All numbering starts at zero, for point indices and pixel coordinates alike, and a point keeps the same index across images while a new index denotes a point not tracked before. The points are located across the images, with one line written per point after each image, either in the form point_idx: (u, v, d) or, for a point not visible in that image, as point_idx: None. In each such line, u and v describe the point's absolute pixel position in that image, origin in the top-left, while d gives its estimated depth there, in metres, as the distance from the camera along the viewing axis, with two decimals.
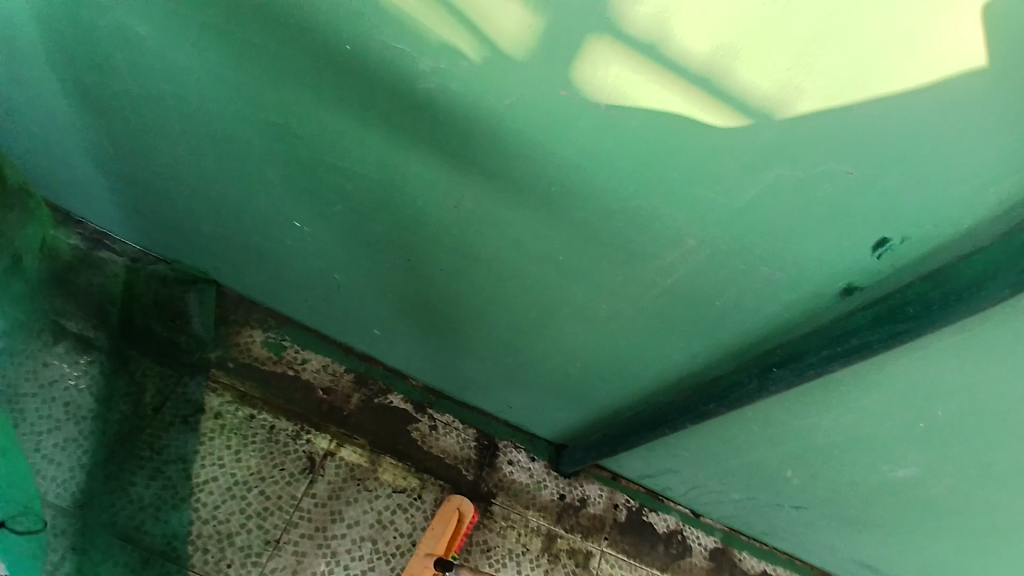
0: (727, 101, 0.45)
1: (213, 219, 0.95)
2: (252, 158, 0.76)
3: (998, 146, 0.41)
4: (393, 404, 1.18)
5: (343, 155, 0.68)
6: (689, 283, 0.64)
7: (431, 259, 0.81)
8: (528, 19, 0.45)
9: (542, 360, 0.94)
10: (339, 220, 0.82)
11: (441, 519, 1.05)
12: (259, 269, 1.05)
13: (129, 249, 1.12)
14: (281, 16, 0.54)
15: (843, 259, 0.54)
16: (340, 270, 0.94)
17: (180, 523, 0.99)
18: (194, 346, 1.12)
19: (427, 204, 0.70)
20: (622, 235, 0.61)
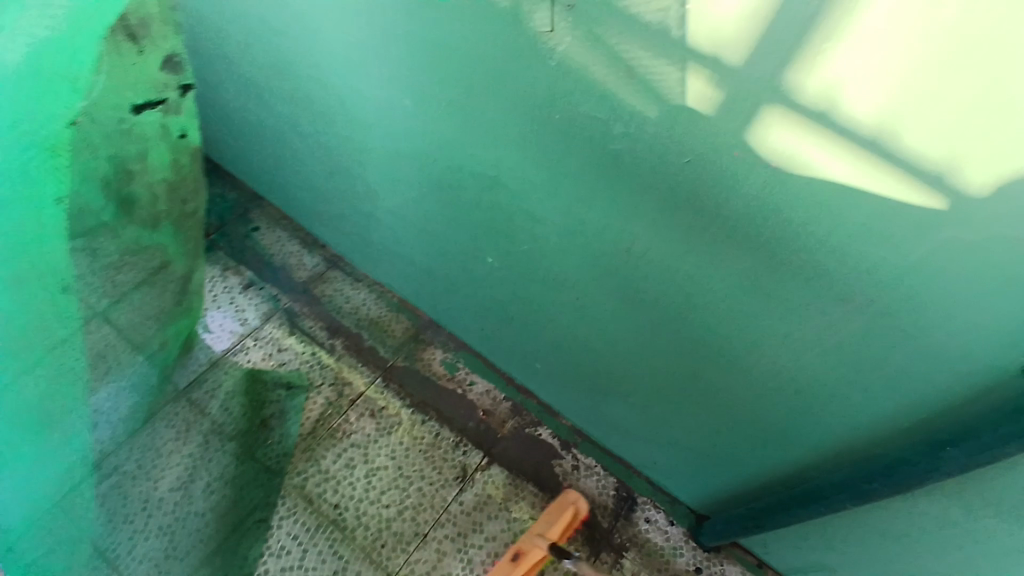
0: (892, 161, 0.51)
1: (421, 250, 1.16)
2: (465, 204, 0.94)
3: None
4: (541, 437, 1.26)
5: (537, 203, 0.83)
6: (853, 340, 0.67)
7: (598, 300, 0.91)
8: (711, 92, 0.56)
9: (694, 410, 0.97)
10: (524, 260, 0.96)
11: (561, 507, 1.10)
12: (450, 297, 1.23)
13: (357, 272, 1.41)
14: (511, 92, 0.71)
15: (1015, 333, 0.56)
16: (516, 306, 1.08)
17: (354, 501, 1.13)
18: (388, 352, 1.32)
19: (603, 247, 0.80)
20: (780, 285, 0.67)
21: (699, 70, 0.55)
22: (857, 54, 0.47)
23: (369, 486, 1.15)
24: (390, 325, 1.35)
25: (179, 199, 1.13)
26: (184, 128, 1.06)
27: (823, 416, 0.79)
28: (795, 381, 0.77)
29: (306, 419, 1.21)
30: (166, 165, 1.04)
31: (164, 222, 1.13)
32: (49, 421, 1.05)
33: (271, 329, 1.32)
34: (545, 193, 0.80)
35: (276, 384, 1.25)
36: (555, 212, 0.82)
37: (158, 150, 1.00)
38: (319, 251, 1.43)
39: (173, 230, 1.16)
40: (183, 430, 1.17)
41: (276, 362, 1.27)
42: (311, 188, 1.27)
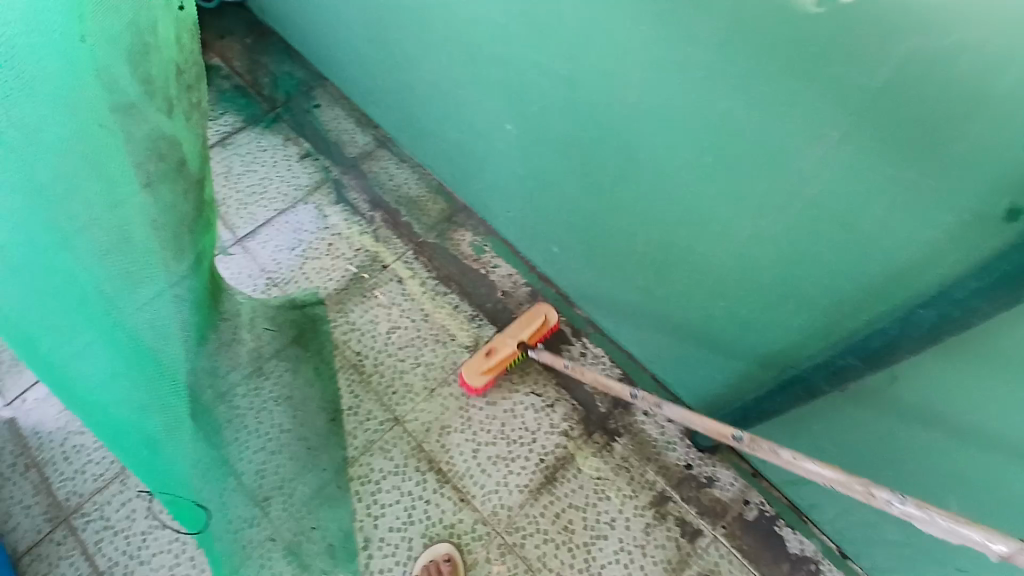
0: None
1: (456, 127, 1.19)
2: (485, 62, 0.97)
3: None
4: (554, 323, 1.29)
5: (545, 51, 0.84)
6: (831, 192, 0.66)
7: (604, 163, 0.93)
8: None
9: (698, 294, 0.97)
10: (538, 123, 0.98)
11: (531, 316, 1.20)
12: (478, 176, 1.27)
13: (402, 153, 1.47)
14: None
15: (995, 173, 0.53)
16: (534, 181, 1.11)
17: (374, 350, 1.24)
18: (421, 228, 1.39)
19: (606, 101, 0.83)
20: (760, 129, 0.67)
21: None
22: None
23: (390, 339, 1.25)
24: (426, 205, 1.41)
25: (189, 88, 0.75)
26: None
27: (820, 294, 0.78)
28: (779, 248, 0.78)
29: (339, 276, 1.31)
30: (175, 43, 0.69)
31: (178, 110, 0.73)
32: (128, 282, 0.71)
33: (319, 196, 1.41)
34: (564, 48, 0.81)
35: (319, 243, 1.35)
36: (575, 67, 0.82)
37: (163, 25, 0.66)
38: (370, 130, 1.50)
39: (186, 121, 0.75)
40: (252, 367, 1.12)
41: (320, 225, 1.38)
42: (357, 59, 1.32)
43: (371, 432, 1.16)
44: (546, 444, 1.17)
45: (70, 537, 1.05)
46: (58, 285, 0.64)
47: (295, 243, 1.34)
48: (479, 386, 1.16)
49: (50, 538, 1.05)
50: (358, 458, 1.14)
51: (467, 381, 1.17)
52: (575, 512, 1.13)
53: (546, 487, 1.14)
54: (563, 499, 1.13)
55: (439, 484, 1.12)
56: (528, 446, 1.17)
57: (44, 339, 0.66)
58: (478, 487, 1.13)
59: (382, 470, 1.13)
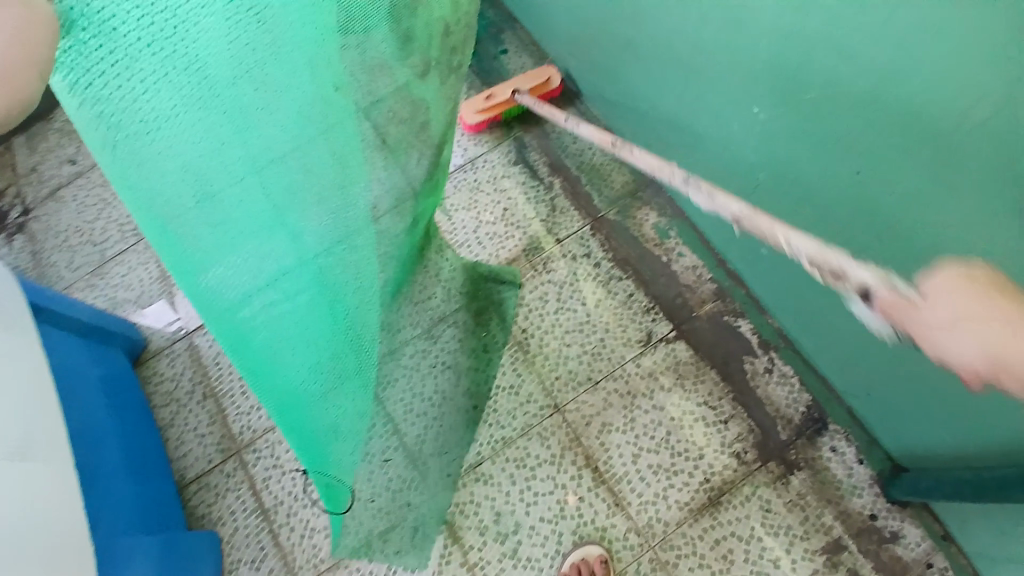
0: None
1: (677, 98, 1.06)
2: (756, 30, 0.81)
3: None
4: (740, 330, 1.16)
5: (859, 28, 0.67)
6: None
7: (888, 181, 0.74)
8: None
9: None
10: (804, 111, 0.81)
11: (534, 75, 1.33)
12: (686, 157, 1.12)
13: (590, 112, 1.34)
14: None
15: None
16: (769, 177, 0.94)
17: (541, 331, 1.18)
18: (602, 202, 1.27)
19: (923, 115, 0.66)
20: None
21: None
22: None
23: (558, 320, 1.19)
24: (609, 176, 1.29)
25: (451, 49, 0.74)
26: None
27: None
28: None
29: (513, 244, 1.25)
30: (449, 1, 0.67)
31: (434, 73, 0.72)
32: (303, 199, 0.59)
33: (498, 155, 1.33)
34: (886, 36, 0.64)
35: (494, 207, 1.29)
36: (900, 56, 0.64)
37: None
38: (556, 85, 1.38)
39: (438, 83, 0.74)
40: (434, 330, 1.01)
41: (495, 186, 1.31)
42: (570, 7, 1.19)
43: (530, 416, 1.12)
44: (713, 463, 1.08)
45: (238, 470, 1.14)
46: (245, 213, 0.54)
47: (472, 203, 1.29)
48: (468, 124, 1.32)
49: (222, 468, 1.14)
50: (514, 440, 1.11)
51: (464, 118, 1.31)
52: (737, 542, 1.04)
53: (709, 509, 1.06)
54: (726, 525, 1.05)
55: (595, 484, 1.08)
56: (693, 462, 1.08)
57: (204, 274, 0.54)
58: (634, 495, 1.07)
59: (538, 458, 1.10)
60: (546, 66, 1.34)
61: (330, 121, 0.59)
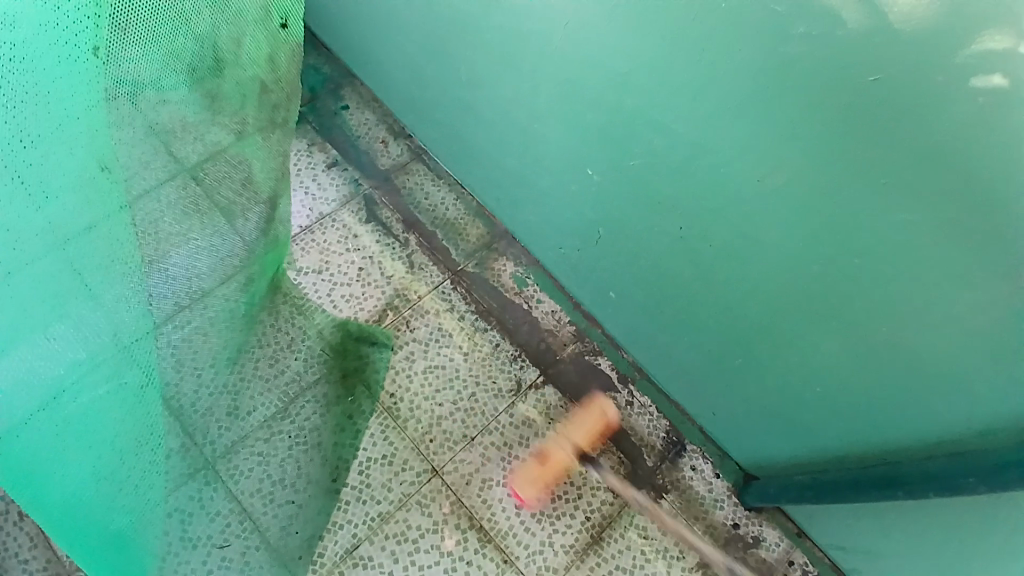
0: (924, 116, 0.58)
1: (519, 156, 1.11)
2: (584, 100, 0.90)
3: None
4: (600, 367, 1.22)
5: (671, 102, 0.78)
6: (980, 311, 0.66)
7: (713, 226, 0.86)
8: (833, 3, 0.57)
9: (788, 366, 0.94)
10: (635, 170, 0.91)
11: (587, 412, 1.18)
12: (534, 210, 1.18)
13: (439, 168, 1.36)
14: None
15: None
16: (610, 227, 1.03)
17: (410, 393, 1.15)
18: (461, 255, 1.29)
19: (732, 171, 0.78)
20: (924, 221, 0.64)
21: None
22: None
23: (427, 380, 1.16)
24: (463, 231, 1.31)
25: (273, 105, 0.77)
26: (289, 15, 0.70)
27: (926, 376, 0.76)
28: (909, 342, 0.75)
29: (372, 305, 1.21)
30: (261, 60, 0.71)
31: (253, 130, 0.76)
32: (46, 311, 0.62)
33: (348, 214, 1.30)
34: (695, 110, 0.76)
35: (347, 268, 1.24)
36: (708, 133, 0.76)
37: (251, 41, 0.69)
38: (402, 142, 1.38)
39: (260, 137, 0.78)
40: (290, 396, 1.00)
41: (348, 245, 1.27)
42: (409, 71, 1.22)
43: (408, 484, 1.08)
44: (591, 501, 1.11)
45: None
46: None
47: (322, 265, 1.23)
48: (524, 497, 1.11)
49: None
50: (393, 513, 1.06)
51: (518, 492, 1.10)
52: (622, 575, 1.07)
53: (592, 547, 1.08)
54: (610, 559, 1.08)
55: (481, 544, 1.05)
56: (574, 503, 1.11)
57: None
58: (522, 547, 1.06)
59: (420, 528, 1.05)
60: (592, 400, 1.20)
61: (99, 211, 0.64)
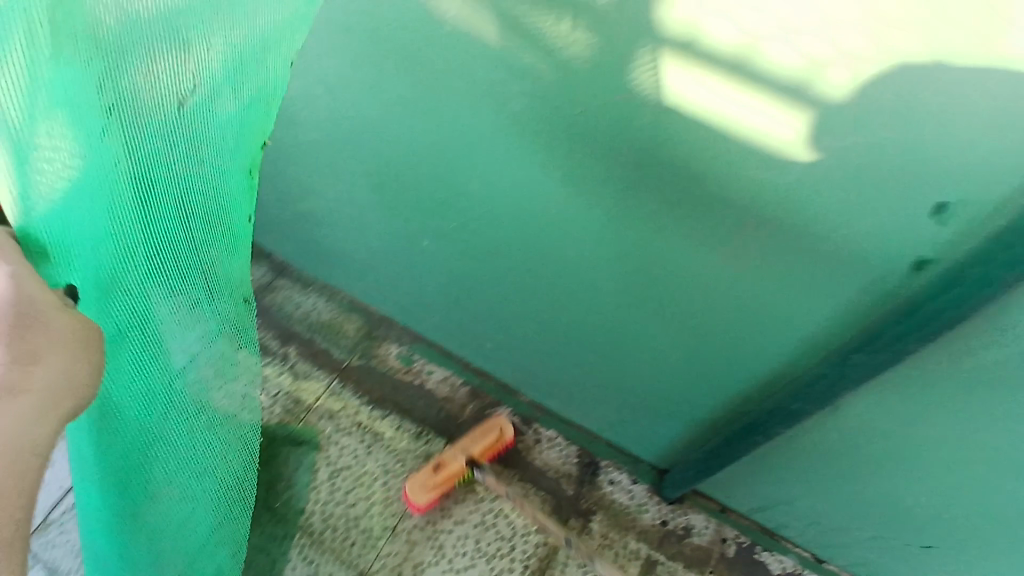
0: (739, 124, 0.54)
1: (357, 241, 1.11)
2: (390, 158, 0.85)
3: (969, 165, 0.48)
4: (502, 417, 1.25)
5: (458, 142, 0.75)
6: (781, 267, 0.64)
7: (545, 263, 0.86)
8: (580, 33, 0.55)
9: (662, 371, 0.93)
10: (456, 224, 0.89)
11: (486, 428, 1.19)
12: (397, 283, 1.16)
13: (303, 276, 1.31)
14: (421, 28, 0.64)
15: (892, 230, 0.56)
16: (463, 286, 1.03)
17: (322, 504, 1.12)
18: (342, 350, 1.26)
19: (529, 197, 0.76)
20: (670, 251, 0.71)
21: None
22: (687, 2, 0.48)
23: (335, 486, 1.14)
24: (341, 329, 1.28)
25: None
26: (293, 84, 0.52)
27: (779, 346, 0.75)
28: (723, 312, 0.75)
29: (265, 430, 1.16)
30: None
31: None
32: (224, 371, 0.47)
33: None
34: (490, 142, 0.72)
35: None
36: (521, 181, 0.75)
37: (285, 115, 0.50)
38: (263, 261, 1.30)
39: None
40: None
41: None
42: None
43: None
44: (525, 548, 1.13)
45: None
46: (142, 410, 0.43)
47: None
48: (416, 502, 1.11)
49: None
50: None
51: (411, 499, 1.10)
52: None
53: None
54: None
55: None
56: (508, 556, 1.12)
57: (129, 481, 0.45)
58: None
59: None
60: (495, 415, 1.21)
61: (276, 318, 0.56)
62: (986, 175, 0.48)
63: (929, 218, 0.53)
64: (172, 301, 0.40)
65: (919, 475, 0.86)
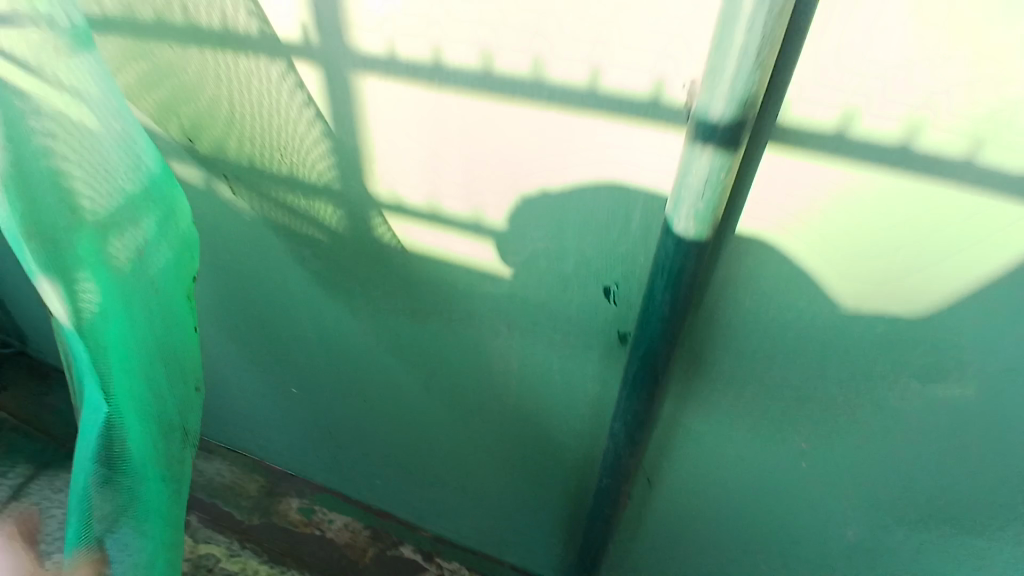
0: (456, 255, 0.70)
1: (236, 403, 1.19)
2: (239, 325, 0.99)
3: (604, 259, 0.63)
4: (403, 556, 1.26)
5: (283, 302, 0.90)
6: (540, 355, 0.78)
7: (383, 391, 0.96)
8: (326, 209, 0.72)
9: (515, 477, 1.00)
10: (307, 371, 1.01)
11: None
12: (283, 438, 1.23)
13: (208, 442, 1.39)
14: (226, 221, 0.81)
15: (595, 313, 0.69)
16: (335, 428, 1.12)
17: None
18: (244, 510, 1.30)
19: (349, 337, 0.89)
20: (465, 360, 0.83)
21: (282, 148, 0.68)
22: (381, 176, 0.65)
23: None
24: (243, 489, 1.33)
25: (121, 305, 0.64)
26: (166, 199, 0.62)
27: (580, 428, 0.84)
28: (527, 406, 0.85)
29: None
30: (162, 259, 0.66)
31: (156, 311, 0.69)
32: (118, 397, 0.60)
33: None
34: (305, 297, 0.87)
35: None
36: (338, 326, 0.89)
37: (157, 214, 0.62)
38: None
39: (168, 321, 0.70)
40: None
41: None
42: None
43: None
44: None
45: None
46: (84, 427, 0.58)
47: None
48: None
49: None
50: None
51: None
52: None
53: None
54: None
55: None
56: None
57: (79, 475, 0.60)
58: None
59: None
60: None
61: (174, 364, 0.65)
62: (618, 263, 0.62)
63: (605, 298, 0.66)
64: (156, 364, 0.62)
65: (763, 553, 0.87)
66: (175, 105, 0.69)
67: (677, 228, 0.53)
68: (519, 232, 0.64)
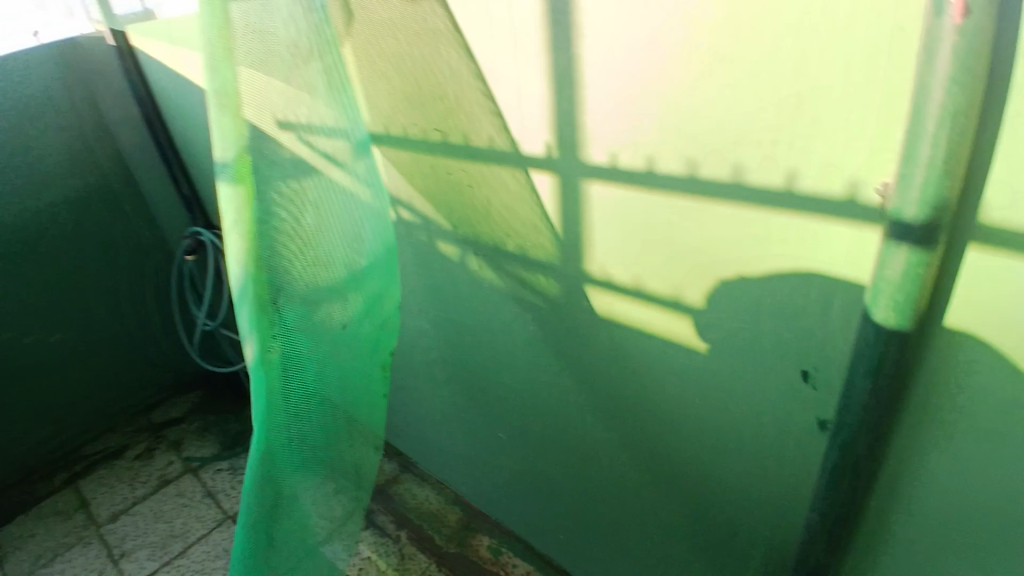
0: (658, 329, 0.79)
1: (451, 441, 1.40)
2: (465, 374, 1.19)
3: (802, 341, 0.66)
4: None
5: (502, 357, 1.07)
6: (730, 432, 0.80)
7: (576, 446, 1.07)
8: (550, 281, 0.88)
9: (697, 554, 1.00)
10: (513, 419, 1.16)
11: None
12: (485, 478, 1.40)
13: (421, 472, 1.62)
14: (469, 288, 1.02)
15: (792, 396, 0.70)
16: (530, 476, 1.24)
17: None
18: (443, 538, 1.48)
19: (552, 394, 1.03)
20: (656, 427, 0.90)
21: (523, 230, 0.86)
22: (601, 255, 0.78)
23: None
24: (444, 518, 1.52)
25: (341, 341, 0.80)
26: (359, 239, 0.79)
27: (770, 514, 0.83)
28: (716, 481, 0.87)
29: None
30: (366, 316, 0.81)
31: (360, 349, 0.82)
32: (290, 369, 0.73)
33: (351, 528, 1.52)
34: (520, 355, 1.03)
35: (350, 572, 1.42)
36: (544, 382, 1.02)
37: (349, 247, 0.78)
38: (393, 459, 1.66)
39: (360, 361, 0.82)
40: None
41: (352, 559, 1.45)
42: None
43: None
44: None
45: None
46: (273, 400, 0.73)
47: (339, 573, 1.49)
48: None
49: None
50: None
51: None
52: None
53: None
54: None
55: None
56: None
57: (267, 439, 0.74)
58: None
59: None
60: None
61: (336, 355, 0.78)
62: (817, 346, 0.65)
63: (802, 382, 0.68)
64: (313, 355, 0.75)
65: None
66: (450, 199, 0.92)
67: (876, 317, 0.55)
68: (716, 312, 0.71)
